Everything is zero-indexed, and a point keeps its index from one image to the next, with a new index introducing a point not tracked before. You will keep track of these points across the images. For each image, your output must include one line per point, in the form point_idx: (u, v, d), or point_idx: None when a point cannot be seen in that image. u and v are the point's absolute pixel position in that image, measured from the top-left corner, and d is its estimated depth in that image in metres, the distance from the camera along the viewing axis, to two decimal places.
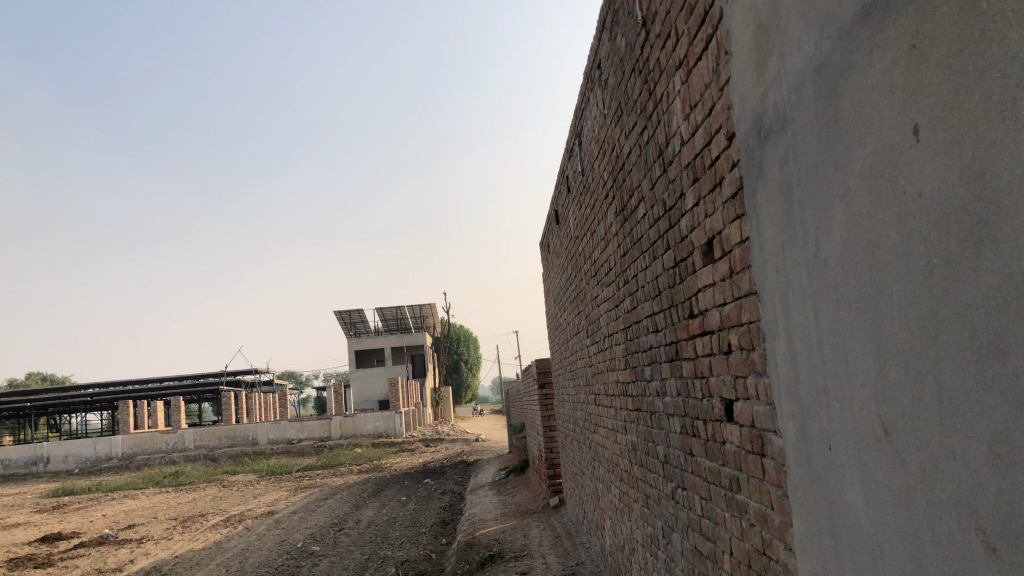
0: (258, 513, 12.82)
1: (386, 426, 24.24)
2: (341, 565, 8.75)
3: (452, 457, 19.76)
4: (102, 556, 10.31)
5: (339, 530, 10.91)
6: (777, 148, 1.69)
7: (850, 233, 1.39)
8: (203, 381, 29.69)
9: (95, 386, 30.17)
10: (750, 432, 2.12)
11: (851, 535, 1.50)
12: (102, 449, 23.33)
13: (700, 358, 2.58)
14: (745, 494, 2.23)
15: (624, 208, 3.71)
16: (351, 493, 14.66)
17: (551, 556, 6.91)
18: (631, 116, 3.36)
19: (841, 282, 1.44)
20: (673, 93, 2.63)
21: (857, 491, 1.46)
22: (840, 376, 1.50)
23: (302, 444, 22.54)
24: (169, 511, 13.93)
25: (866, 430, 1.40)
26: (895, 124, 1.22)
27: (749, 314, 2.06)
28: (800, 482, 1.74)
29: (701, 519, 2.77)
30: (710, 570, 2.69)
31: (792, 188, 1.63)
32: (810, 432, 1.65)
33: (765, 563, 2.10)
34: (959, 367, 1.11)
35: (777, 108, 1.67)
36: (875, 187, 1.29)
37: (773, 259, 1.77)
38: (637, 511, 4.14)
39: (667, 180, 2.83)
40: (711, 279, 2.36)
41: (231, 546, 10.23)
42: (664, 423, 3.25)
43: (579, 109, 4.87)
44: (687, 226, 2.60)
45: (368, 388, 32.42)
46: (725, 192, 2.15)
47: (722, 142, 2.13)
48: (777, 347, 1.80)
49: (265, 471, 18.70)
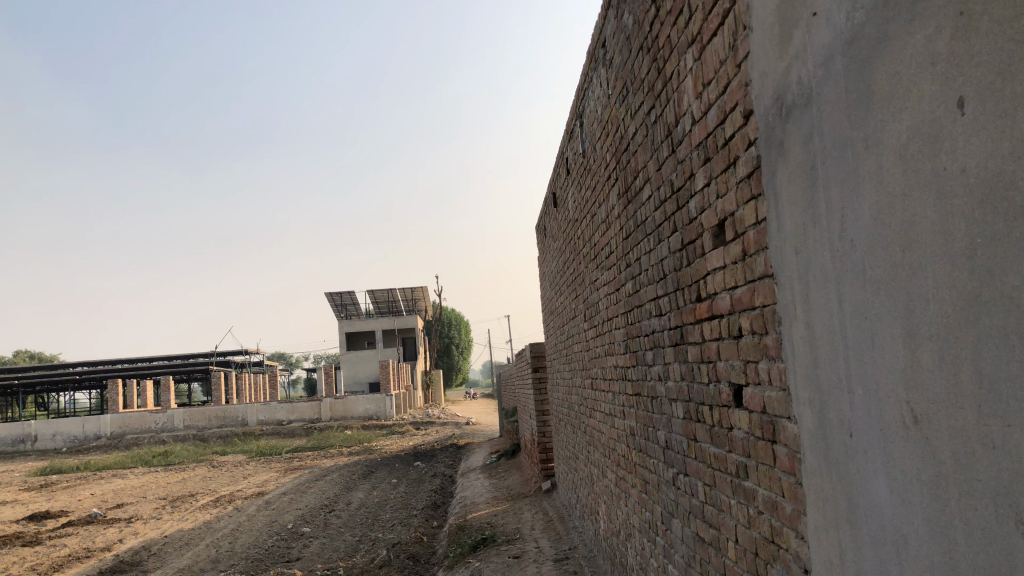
0: (248, 494, 12.79)
1: (377, 409, 24.21)
2: (331, 546, 8.73)
3: (443, 440, 19.76)
4: (91, 535, 10.26)
5: (329, 512, 10.89)
6: (800, 125, 1.64)
7: (880, 213, 1.34)
8: (193, 361, 29.56)
9: (84, 364, 30.02)
10: (761, 418, 2.07)
11: (872, 525, 1.46)
12: (90, 428, 23.23)
13: (707, 342, 2.53)
14: (753, 481, 2.19)
15: (628, 189, 3.65)
16: (341, 474, 14.65)
17: (544, 539, 6.91)
18: (637, 96, 3.31)
19: (869, 264, 1.39)
20: (684, 71, 2.57)
21: (881, 479, 1.41)
22: (863, 362, 1.45)
23: (292, 425, 22.48)
24: (158, 491, 13.89)
25: (893, 417, 1.35)
26: (936, 98, 1.16)
27: (762, 297, 2.01)
28: (816, 471, 1.69)
29: (704, 506, 2.73)
30: (713, 557, 2.65)
31: (817, 166, 1.58)
32: (829, 420, 1.60)
33: (773, 552, 2.07)
34: (1002, 351, 1.06)
35: (801, 84, 1.62)
36: (910, 165, 1.23)
37: (793, 241, 1.72)
38: (634, 496, 4.11)
39: (675, 161, 2.78)
40: (721, 261, 2.30)
41: (220, 526, 10.19)
42: (666, 409, 3.21)
43: (582, 88, 4.80)
44: (696, 207, 2.55)
45: (359, 370, 32.37)
46: (740, 171, 2.09)
47: (738, 120, 2.08)
48: (794, 332, 1.76)
49: (254, 451, 18.66)
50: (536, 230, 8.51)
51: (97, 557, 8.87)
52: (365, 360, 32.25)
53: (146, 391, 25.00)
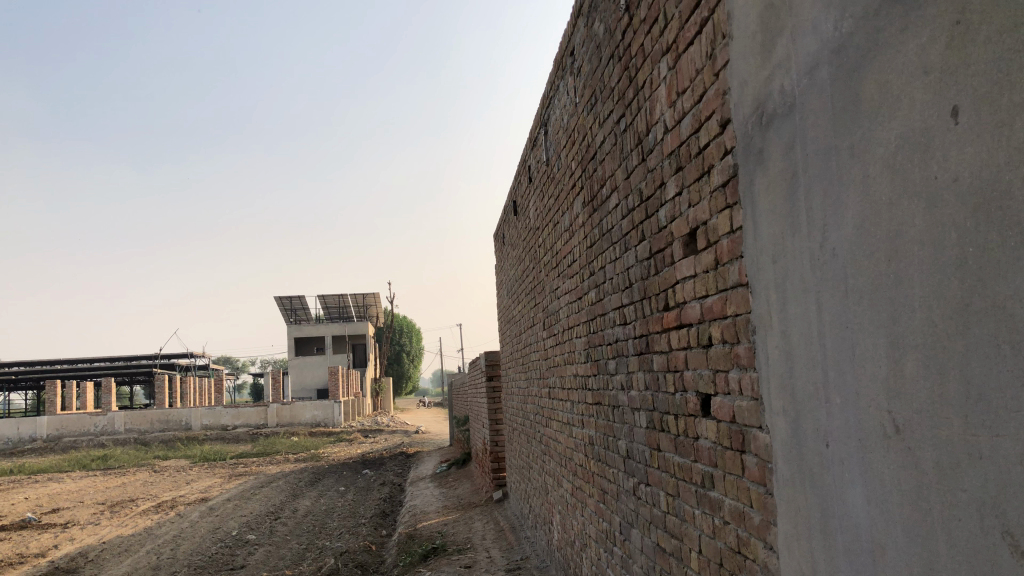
0: (191, 500, 12.49)
1: (325, 416, 23.87)
2: (277, 555, 8.54)
3: (391, 448, 19.55)
4: (25, 541, 9.91)
5: (275, 519, 10.68)
6: (781, 133, 1.64)
7: (864, 221, 1.34)
8: (136, 362, 28.83)
9: (20, 363, 29.08)
10: (730, 428, 2.07)
11: (846, 534, 1.46)
12: (25, 429, 22.47)
13: (675, 351, 2.53)
14: (719, 490, 2.18)
15: (594, 198, 3.64)
16: (287, 481, 14.41)
17: (495, 549, 6.85)
18: (606, 104, 3.31)
19: (851, 274, 1.39)
20: (657, 81, 2.57)
21: (858, 488, 1.41)
22: (842, 370, 1.45)
23: (237, 430, 22.05)
24: (97, 495, 13.49)
25: (872, 426, 1.35)
26: (928, 109, 1.17)
27: (735, 307, 2.00)
28: (789, 480, 1.69)
29: (666, 516, 2.72)
30: (674, 567, 2.64)
31: (798, 175, 1.58)
32: (804, 429, 1.60)
33: (739, 562, 2.06)
34: (992, 361, 1.06)
35: (783, 92, 1.62)
36: (899, 175, 1.24)
37: (770, 249, 1.72)
38: (591, 506, 4.09)
39: (645, 169, 2.77)
40: (692, 270, 2.30)
41: (161, 533, 9.92)
42: (628, 418, 3.20)
43: (547, 97, 4.81)
44: (666, 216, 2.55)
45: (307, 376, 31.92)
46: (714, 180, 2.10)
47: (713, 130, 2.08)
48: (769, 341, 1.76)
49: (198, 457, 18.25)
50: (494, 237, 8.50)
51: (30, 563, 8.57)
52: (314, 366, 31.79)
53: (85, 393, 24.29)
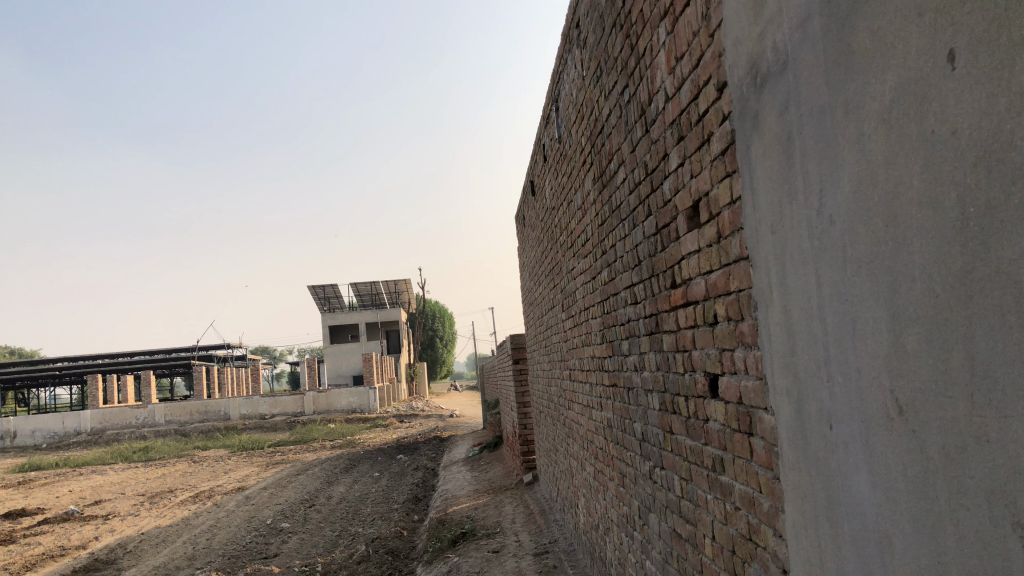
0: (228, 489, 12.62)
1: (360, 402, 23.98)
2: (310, 542, 8.58)
3: (426, 433, 19.58)
4: (67, 533, 10.08)
5: (309, 507, 10.75)
6: (776, 94, 1.52)
7: (861, 182, 1.22)
8: (174, 355, 29.22)
9: (65, 358, 29.70)
10: (738, 409, 1.96)
11: (853, 524, 1.35)
12: (70, 423, 22.91)
13: (683, 331, 2.42)
14: (729, 475, 2.08)
15: (603, 173, 3.52)
16: (323, 468, 14.53)
17: (524, 533, 6.79)
18: (611, 75, 3.19)
19: (850, 242, 1.27)
20: (657, 46, 2.45)
21: (863, 474, 1.30)
22: (844, 347, 1.33)
23: (274, 419, 22.28)
24: (138, 486, 13.71)
25: (876, 406, 1.24)
26: (923, 54, 1.05)
27: (738, 282, 1.89)
28: (795, 465, 1.58)
29: (680, 501, 2.62)
30: (690, 554, 2.55)
31: (793, 138, 1.46)
32: (808, 412, 1.49)
33: (751, 550, 1.96)
34: (998, 335, 0.95)
35: (776, 49, 1.50)
36: (894, 131, 1.12)
37: (769, 219, 1.60)
38: (612, 490, 4.00)
39: (649, 141, 2.65)
40: (696, 245, 2.19)
41: (198, 522, 10.03)
42: (642, 400, 3.10)
43: (557, 72, 4.68)
44: (670, 189, 2.43)
45: (343, 363, 32.20)
46: (714, 148, 1.98)
47: (712, 94, 1.96)
48: (771, 318, 1.64)
49: (236, 446, 18.47)
50: (514, 219, 8.40)
51: (72, 555, 8.71)
52: (348, 353, 32.05)
53: (126, 386, 24.66)
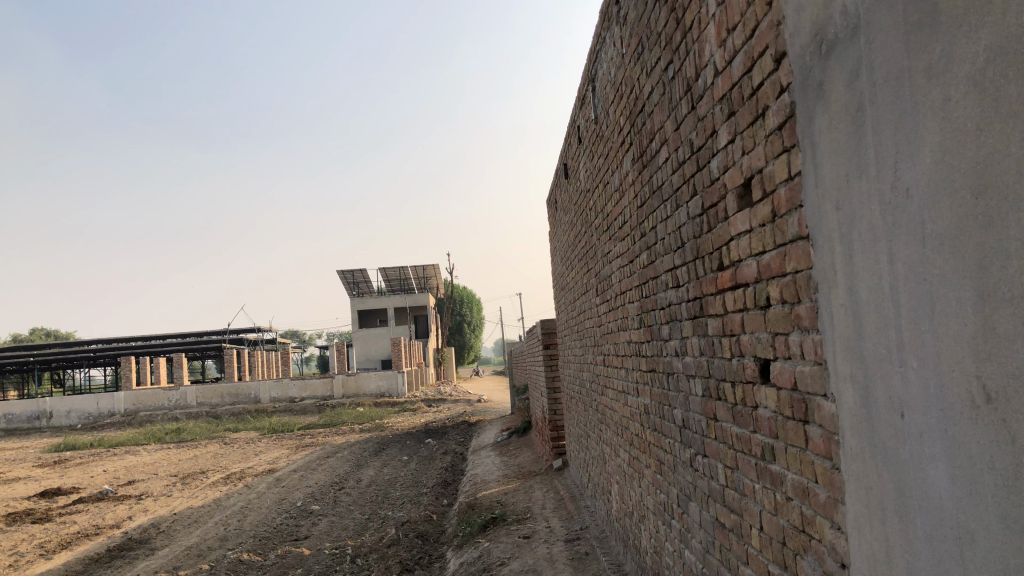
0: (258, 471, 12.70)
1: (389, 386, 24.02)
2: (340, 525, 8.59)
3: (455, 417, 19.54)
4: (101, 512, 10.20)
5: (339, 489, 10.78)
6: (844, 62, 1.43)
7: (947, 151, 1.13)
8: (207, 338, 29.54)
9: (99, 341, 30.15)
10: (792, 395, 1.88)
11: (927, 518, 1.26)
12: (104, 404, 23.24)
13: (731, 314, 2.34)
14: (781, 464, 1.99)
15: (643, 154, 3.43)
16: (352, 451, 14.59)
17: (555, 519, 6.74)
18: (653, 52, 3.10)
19: (930, 217, 1.19)
20: (706, 18, 2.35)
21: (941, 466, 1.21)
22: (920, 328, 1.24)
23: (304, 402, 22.45)
24: (170, 467, 13.86)
25: (958, 394, 1.15)
26: None
27: (795, 263, 1.80)
28: (859, 455, 1.50)
29: (725, 490, 2.54)
30: (734, 544, 2.47)
31: (864, 107, 1.37)
32: (875, 399, 1.41)
33: (804, 542, 1.88)
34: None
35: (845, 14, 1.41)
36: (989, 94, 1.04)
37: (833, 195, 1.52)
38: (649, 478, 3.93)
39: (695, 119, 2.56)
40: (747, 225, 2.10)
41: (230, 503, 10.10)
42: (683, 386, 3.02)
43: (594, 51, 4.59)
44: (719, 166, 2.34)
45: (371, 347, 32.38)
46: (770, 123, 1.88)
47: (768, 66, 1.87)
48: (834, 300, 1.56)
49: (266, 428, 18.59)
50: (546, 204, 8.30)
51: (106, 534, 8.79)
52: (377, 337, 32.27)
53: (159, 368, 24.98)
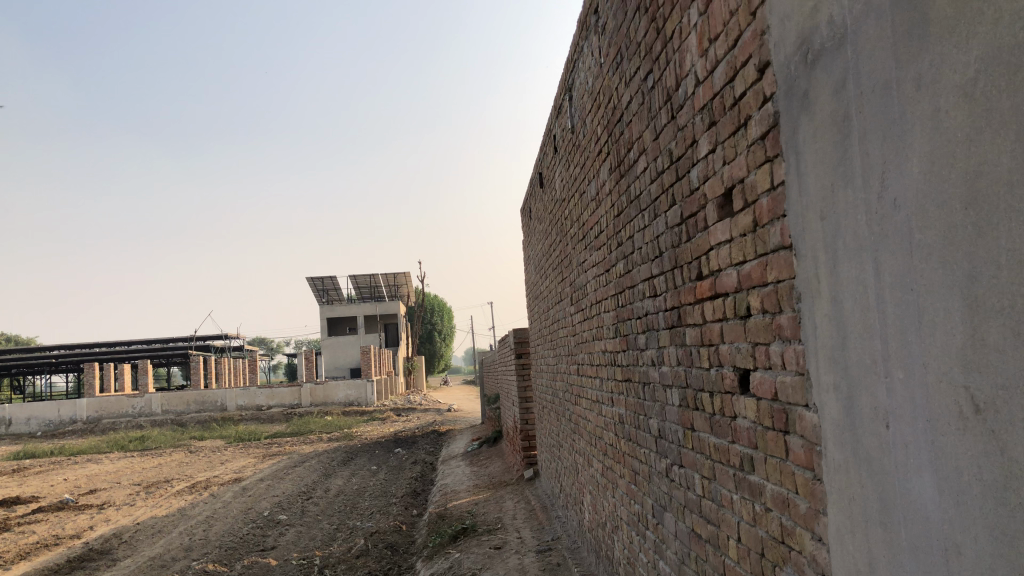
0: (224, 480, 12.50)
1: (358, 394, 23.83)
2: (308, 535, 8.48)
3: (424, 426, 19.43)
4: (61, 521, 9.98)
5: (307, 499, 10.65)
6: (830, 71, 1.43)
7: (936, 161, 1.13)
8: (173, 345, 29.11)
9: (62, 347, 29.59)
10: (772, 406, 1.88)
11: (911, 529, 1.26)
12: (66, 411, 22.79)
13: (709, 324, 2.34)
14: (760, 474, 1.99)
15: (621, 163, 3.44)
16: (321, 460, 14.43)
17: (526, 529, 6.70)
18: (632, 61, 3.10)
19: (919, 227, 1.18)
20: (687, 29, 2.36)
21: (927, 477, 1.21)
22: (907, 337, 1.24)
23: (272, 410, 22.17)
24: (133, 476, 13.61)
25: (945, 405, 1.15)
26: (1019, 19, 0.96)
27: (776, 273, 1.80)
28: (841, 466, 1.49)
29: (701, 500, 2.53)
30: (710, 554, 2.46)
31: (851, 116, 1.37)
32: (859, 409, 1.40)
33: (783, 553, 1.87)
34: None
35: (832, 24, 1.42)
36: (980, 105, 1.04)
37: (818, 205, 1.51)
38: (622, 487, 3.91)
39: (675, 128, 2.56)
40: (728, 235, 2.10)
41: (195, 513, 9.93)
42: (659, 396, 3.01)
43: (571, 59, 4.59)
44: (698, 176, 2.34)
45: (340, 356, 32.12)
46: (753, 132, 1.88)
47: (751, 76, 1.87)
48: (818, 310, 1.55)
49: (232, 437, 18.33)
50: (520, 213, 8.30)
51: (66, 544, 8.60)
52: (346, 345, 32.00)
53: (123, 375, 24.56)
